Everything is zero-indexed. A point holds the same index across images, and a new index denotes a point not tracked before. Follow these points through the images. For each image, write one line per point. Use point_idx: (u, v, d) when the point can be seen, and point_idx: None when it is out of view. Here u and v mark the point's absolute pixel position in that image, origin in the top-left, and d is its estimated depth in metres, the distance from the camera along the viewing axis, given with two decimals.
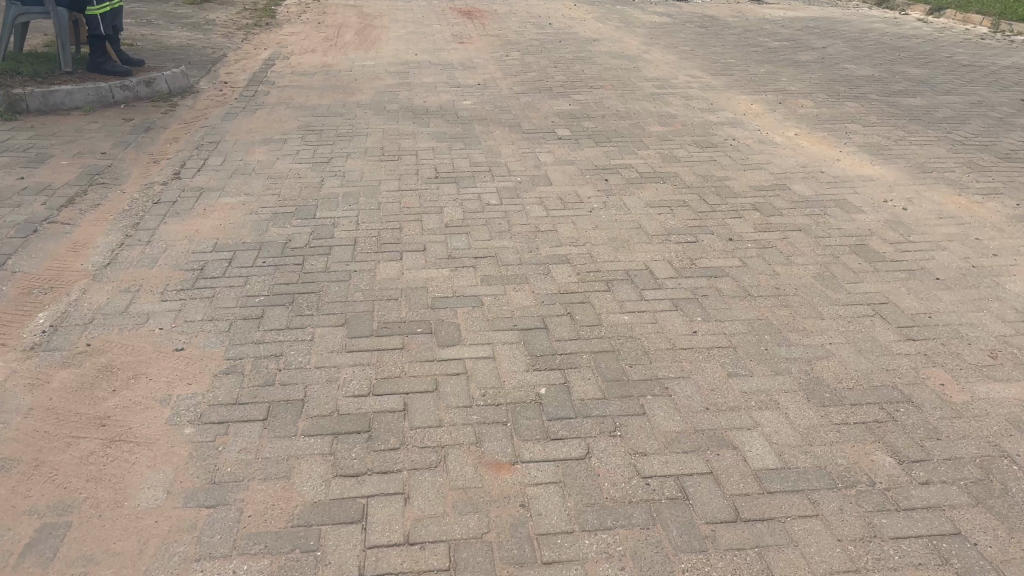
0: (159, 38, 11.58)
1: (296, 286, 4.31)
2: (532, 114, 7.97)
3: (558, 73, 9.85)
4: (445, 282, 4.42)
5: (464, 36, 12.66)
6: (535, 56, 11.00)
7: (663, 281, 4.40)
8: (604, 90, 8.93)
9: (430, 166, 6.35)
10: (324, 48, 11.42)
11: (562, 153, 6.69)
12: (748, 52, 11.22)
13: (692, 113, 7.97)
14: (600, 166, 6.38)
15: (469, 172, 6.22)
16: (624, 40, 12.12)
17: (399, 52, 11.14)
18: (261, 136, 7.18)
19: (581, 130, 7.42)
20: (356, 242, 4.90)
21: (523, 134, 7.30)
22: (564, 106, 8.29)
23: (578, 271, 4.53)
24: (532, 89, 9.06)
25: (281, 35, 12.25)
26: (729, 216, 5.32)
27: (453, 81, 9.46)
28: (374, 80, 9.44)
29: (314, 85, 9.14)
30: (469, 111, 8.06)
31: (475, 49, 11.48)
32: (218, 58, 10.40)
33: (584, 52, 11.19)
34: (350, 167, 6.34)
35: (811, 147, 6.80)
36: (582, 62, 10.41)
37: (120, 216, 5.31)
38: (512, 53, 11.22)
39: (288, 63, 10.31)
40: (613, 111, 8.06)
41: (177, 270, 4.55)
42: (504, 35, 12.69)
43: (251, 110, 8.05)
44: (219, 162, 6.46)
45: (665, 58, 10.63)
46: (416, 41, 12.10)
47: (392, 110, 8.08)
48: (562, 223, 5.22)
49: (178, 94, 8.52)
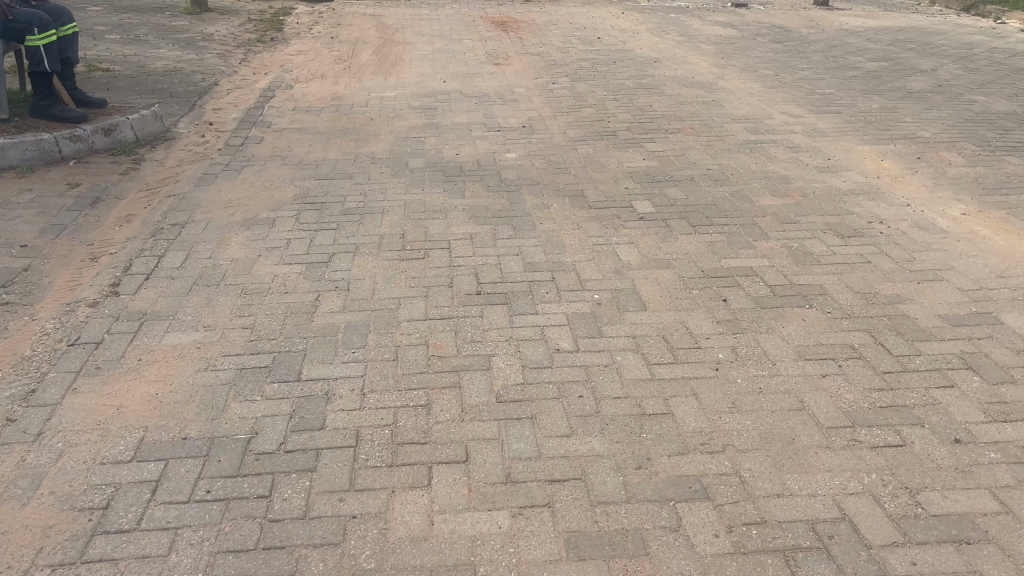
0: (142, 60, 9.87)
1: (253, 565, 2.57)
2: (596, 176, 6.16)
3: (619, 109, 8.02)
4: (507, 546, 2.62)
5: (501, 55, 10.83)
6: (587, 83, 9.15)
7: (882, 558, 2.57)
8: (682, 136, 7.09)
9: (469, 272, 4.56)
10: (337, 73, 9.65)
11: (650, 245, 4.88)
12: (845, 79, 9.29)
13: (806, 174, 6.13)
14: (708, 270, 4.55)
15: (524, 282, 4.42)
16: (690, 60, 10.25)
17: (425, 79, 9.35)
18: (241, 214, 5.41)
19: (667, 202, 5.60)
20: (360, 441, 3.12)
21: (590, 210, 5.49)
22: (636, 161, 6.47)
23: (727, 522, 2.72)
24: (591, 133, 7.24)
25: (287, 55, 10.52)
26: (934, 385, 3.48)
27: (491, 121, 7.65)
28: (394, 120, 7.68)
29: (321, 128, 7.39)
30: (516, 171, 6.26)
31: (516, 74, 9.66)
32: (207, 89, 8.69)
33: (645, 78, 9.36)
34: (359, 272, 4.57)
35: (995, 238, 4.93)
36: (646, 94, 8.57)
37: (9, 375, 3.58)
38: (560, 79, 9.39)
39: (292, 95, 8.56)
40: (701, 171, 6.23)
41: (63, 509, 2.81)
42: (548, 54, 10.84)
43: (237, 169, 6.31)
44: (179, 261, 4.71)
45: (746, 87, 8.79)
46: (444, 63, 10.30)
47: (417, 168, 6.31)
48: (677, 395, 3.41)
49: (145, 142, 6.83)
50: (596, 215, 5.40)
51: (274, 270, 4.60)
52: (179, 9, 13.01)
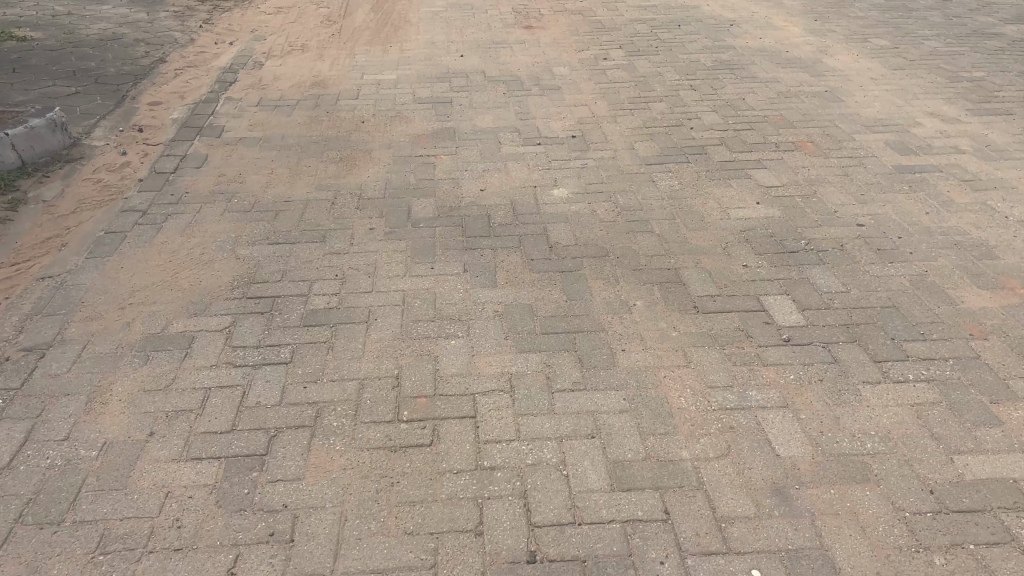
0: (74, 23, 7.75)
1: None
2: (693, 235, 4.10)
3: (702, 104, 5.90)
4: None
5: (532, 13, 8.59)
6: (648, 60, 7.00)
7: None
8: (802, 157, 4.99)
9: (513, 489, 2.55)
10: (323, 43, 7.52)
11: (818, 418, 2.85)
12: (990, 52, 7.06)
13: (1010, 237, 4.05)
14: (941, 496, 2.53)
15: (613, 522, 2.42)
16: (775, 23, 8.04)
17: (436, 54, 7.21)
18: (140, 326, 3.42)
19: (816, 299, 3.54)
20: None
21: (697, 315, 3.45)
22: (746, 207, 4.39)
23: None
24: (670, 150, 5.14)
25: (262, 16, 8.38)
26: None
27: (526, 127, 5.58)
28: (394, 126, 5.61)
29: (290, 141, 5.33)
30: (569, 228, 4.21)
31: (554, 44, 7.48)
32: (148, 72, 6.61)
33: (722, 51, 7.19)
34: (317, 486, 2.58)
35: None
36: (732, 80, 6.42)
37: None
38: (612, 53, 7.22)
39: (258, 82, 6.47)
40: (849, 228, 4.16)
41: None
42: (592, 13, 8.63)
43: (156, 219, 4.29)
44: (8, 449, 2.74)
45: (862, 69, 6.62)
46: (461, 26, 8.11)
47: (423, 223, 4.27)
48: None
49: (35, 168, 4.84)
50: (710, 327, 3.36)
51: (168, 478, 2.63)
52: None
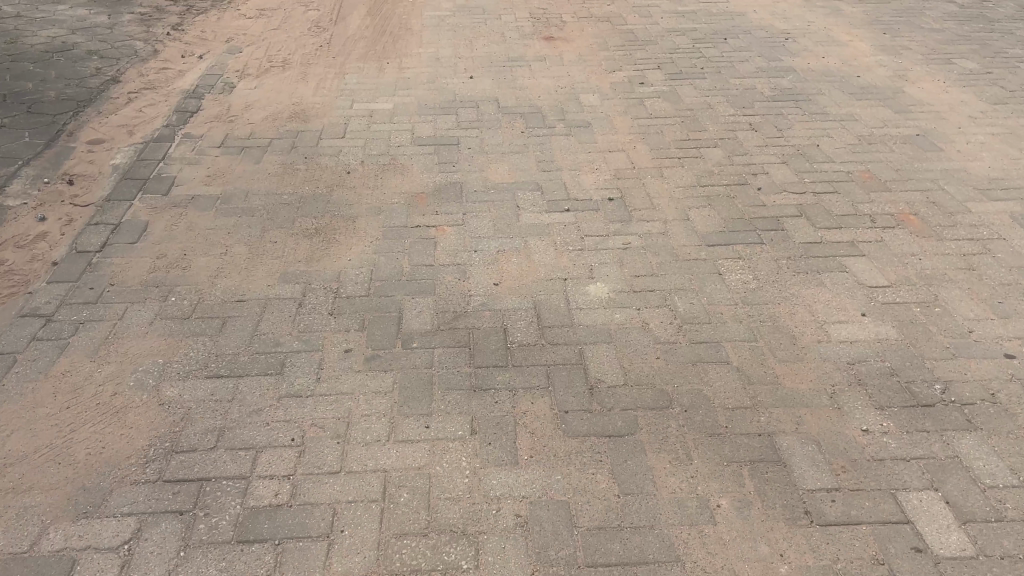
0: (18, 29, 6.65)
1: None
2: (784, 373, 3.03)
3: (766, 151, 4.80)
4: None
5: (555, 21, 7.47)
6: (694, 85, 5.89)
7: None
8: (908, 238, 3.90)
9: None
10: (309, 59, 6.41)
11: None
12: None
13: None
14: None
15: None
16: (837, 36, 6.92)
17: (441, 76, 6.10)
18: (1, 535, 2.36)
19: (979, 503, 2.47)
20: None
21: (812, 532, 2.38)
22: (849, 323, 3.31)
23: None
24: (736, 222, 4.06)
25: (241, 22, 7.27)
26: None
27: (551, 185, 4.49)
28: (387, 181, 4.52)
29: (254, 204, 4.25)
30: (616, 351, 3.13)
31: (582, 64, 6.38)
32: (95, 97, 5.52)
33: (780, 74, 6.09)
34: None
35: None
36: (799, 115, 5.31)
37: None
38: (650, 75, 6.11)
39: (226, 112, 5.37)
40: (994, 362, 3.07)
41: None
42: (623, 21, 7.52)
43: (61, 331, 3.21)
44: None
45: (954, 103, 5.52)
46: (472, 37, 6.98)
47: (419, 341, 3.19)
48: None
49: None
50: (834, 558, 2.29)
51: None
52: None
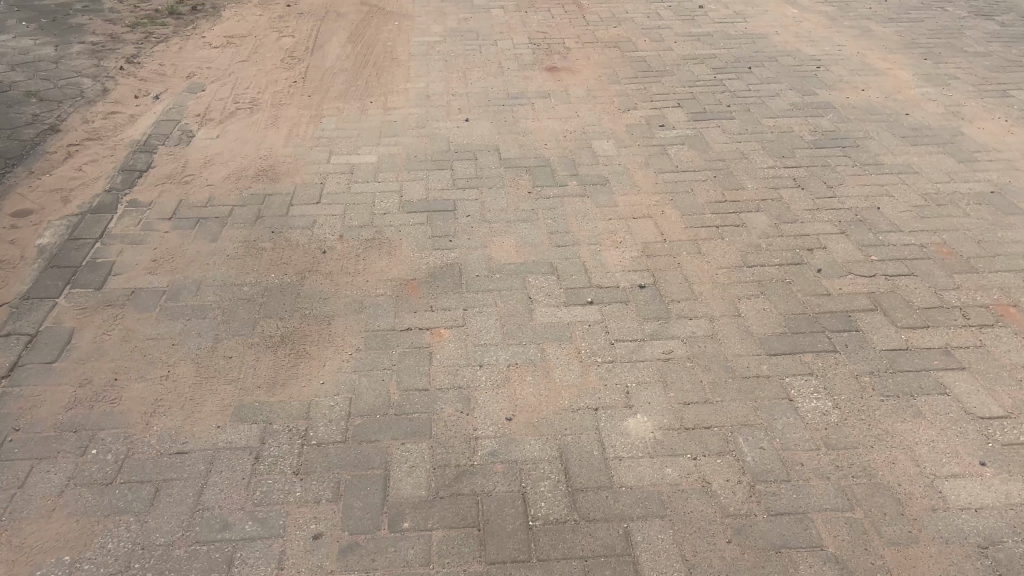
0: None
1: None
2: (897, 565, 2.28)
3: (819, 218, 4.07)
4: None
5: (558, 47, 6.73)
6: (722, 128, 5.16)
7: None
8: (1013, 340, 3.16)
9: None
10: (281, 98, 5.64)
11: None
12: None
13: None
14: None
15: None
16: (875, 64, 6.20)
17: (432, 119, 5.35)
18: None
19: None
20: None
21: None
22: (967, 476, 2.56)
23: None
24: (797, 319, 3.31)
25: (206, 54, 6.50)
26: None
27: (566, 265, 3.75)
28: (371, 264, 3.77)
29: (207, 298, 3.48)
30: (672, 531, 2.37)
31: (591, 102, 5.65)
32: (28, 154, 4.75)
33: (817, 112, 5.37)
34: None
35: None
36: (849, 169, 4.58)
37: None
38: (669, 115, 5.38)
39: (181, 170, 4.61)
40: None
41: None
42: (634, 46, 6.79)
43: None
44: None
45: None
46: (465, 69, 6.23)
47: (412, 515, 2.44)
48: None
49: None
50: None
51: None
52: None
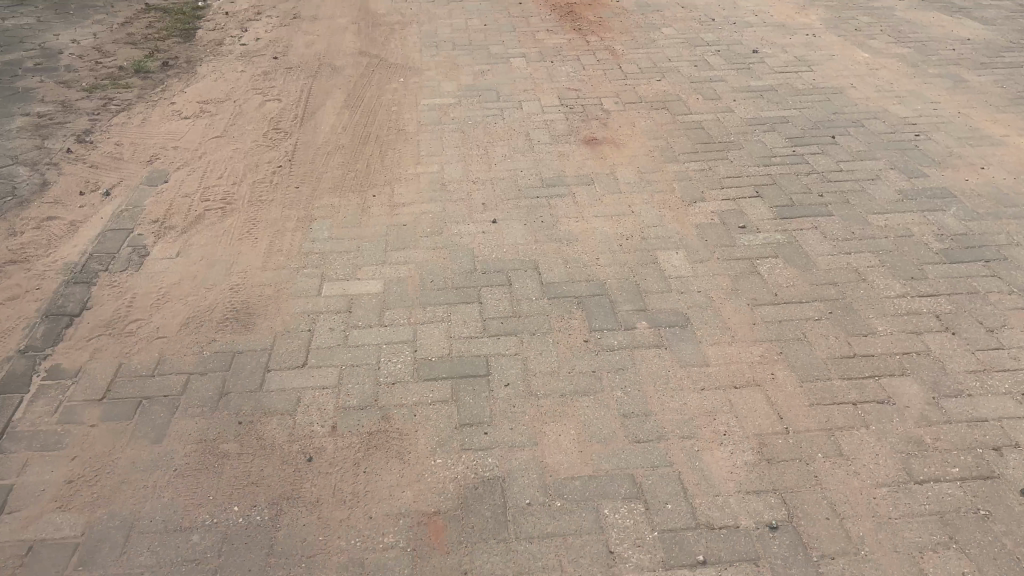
0: None
1: None
2: None
3: (989, 388, 2.97)
4: None
5: (594, 111, 5.66)
6: (820, 229, 4.06)
7: None
8: None
9: None
10: (261, 192, 4.57)
11: None
12: None
13: None
14: None
15: None
16: (986, 131, 5.11)
17: (451, 223, 4.27)
18: None
19: None
20: None
21: None
22: None
23: None
24: None
25: (174, 126, 5.43)
26: None
27: (654, 477, 2.63)
28: (376, 480, 2.66)
29: (137, 557, 2.39)
30: None
31: (645, 189, 4.56)
32: None
33: (936, 204, 4.27)
34: None
35: None
36: (1005, 297, 3.48)
37: None
38: (749, 209, 4.28)
39: (125, 311, 3.52)
40: None
41: None
42: (685, 105, 5.70)
43: None
44: None
45: None
46: (487, 145, 5.15)
47: None
48: None
49: None
50: None
51: None
52: (34, 8, 7.90)
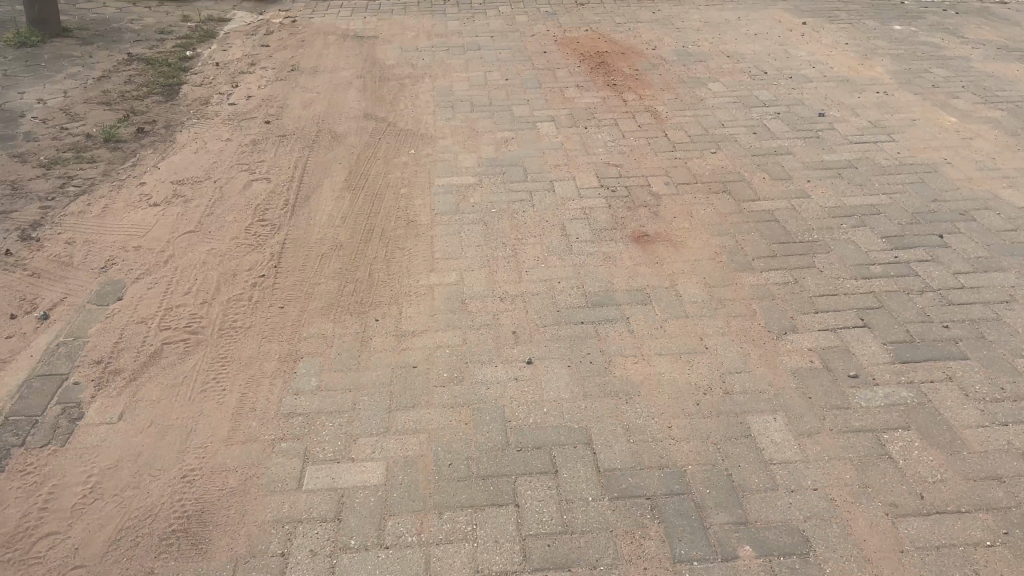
0: None
1: None
2: None
3: None
4: None
5: (642, 196, 4.75)
6: (956, 382, 3.13)
7: None
8: None
9: None
10: (236, 315, 3.66)
11: None
12: None
13: None
14: None
15: None
16: None
17: (475, 360, 3.35)
18: None
19: None
20: None
21: None
22: None
23: None
24: None
25: (139, 215, 4.53)
26: None
27: None
28: None
29: None
30: None
31: (718, 311, 3.63)
32: None
33: None
34: None
35: None
36: None
37: None
38: (857, 349, 3.36)
39: (34, 520, 2.60)
40: None
41: None
42: (750, 187, 4.78)
43: None
44: None
45: None
46: (516, 246, 4.25)
47: None
48: None
49: None
50: None
51: None
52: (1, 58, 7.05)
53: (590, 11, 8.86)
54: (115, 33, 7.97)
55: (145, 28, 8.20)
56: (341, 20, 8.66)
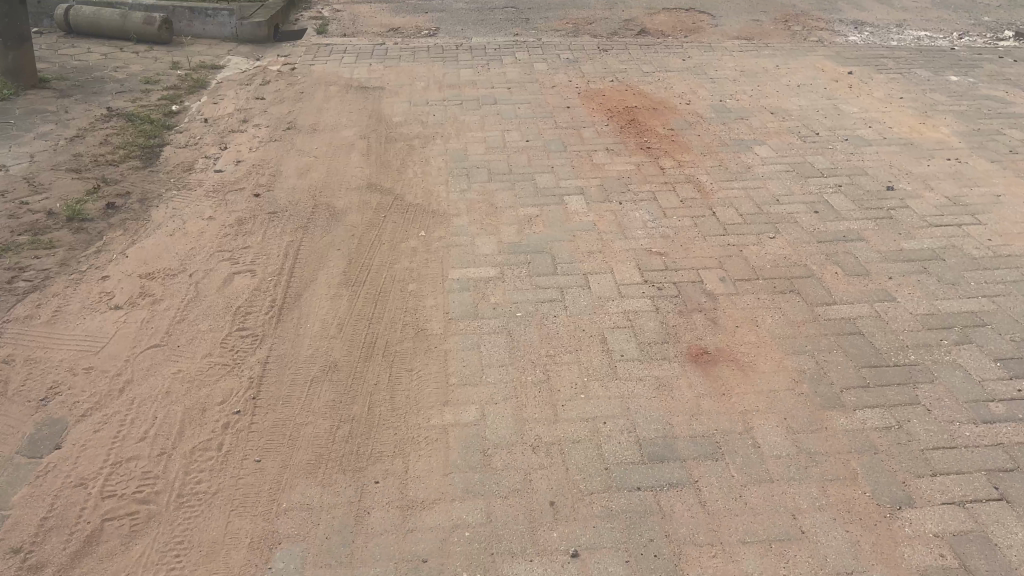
0: None
1: None
2: None
3: None
4: None
5: (694, 296, 4.00)
6: None
7: None
8: None
9: None
10: (200, 475, 2.90)
11: None
12: None
13: None
14: None
15: None
16: None
17: (503, 550, 2.58)
18: None
19: None
20: None
21: None
22: None
23: None
24: None
25: (97, 323, 3.81)
26: None
27: None
28: None
29: None
30: None
31: (809, 472, 2.86)
32: None
33: None
34: None
35: None
36: None
37: None
38: (998, 537, 2.60)
39: None
40: None
41: None
42: (822, 285, 4.04)
43: None
44: None
45: None
46: (548, 364, 3.49)
47: None
48: None
49: None
50: None
51: None
52: None
53: (614, 59, 8.20)
54: (97, 84, 7.32)
55: (130, 77, 7.56)
56: (344, 68, 8.00)
